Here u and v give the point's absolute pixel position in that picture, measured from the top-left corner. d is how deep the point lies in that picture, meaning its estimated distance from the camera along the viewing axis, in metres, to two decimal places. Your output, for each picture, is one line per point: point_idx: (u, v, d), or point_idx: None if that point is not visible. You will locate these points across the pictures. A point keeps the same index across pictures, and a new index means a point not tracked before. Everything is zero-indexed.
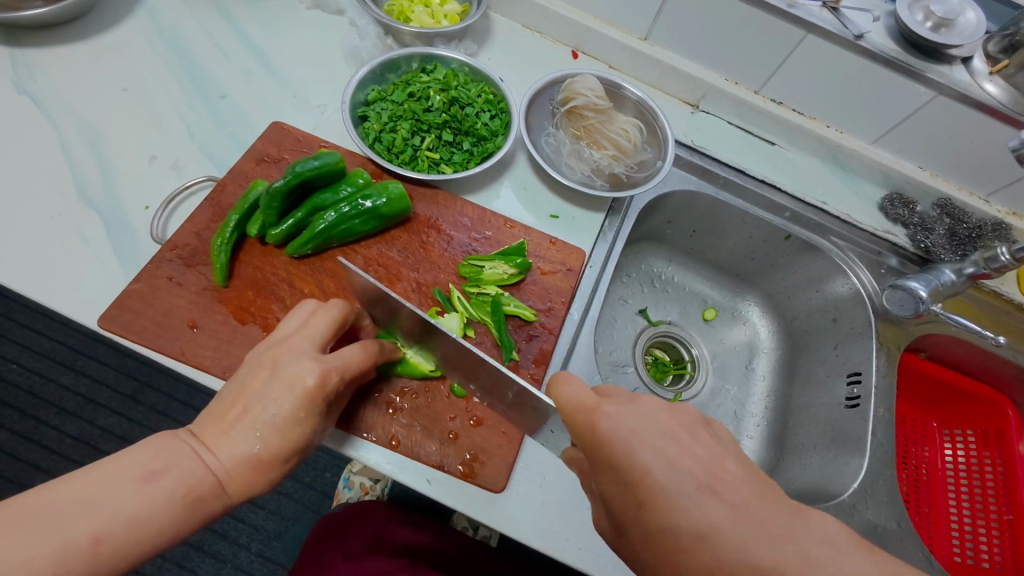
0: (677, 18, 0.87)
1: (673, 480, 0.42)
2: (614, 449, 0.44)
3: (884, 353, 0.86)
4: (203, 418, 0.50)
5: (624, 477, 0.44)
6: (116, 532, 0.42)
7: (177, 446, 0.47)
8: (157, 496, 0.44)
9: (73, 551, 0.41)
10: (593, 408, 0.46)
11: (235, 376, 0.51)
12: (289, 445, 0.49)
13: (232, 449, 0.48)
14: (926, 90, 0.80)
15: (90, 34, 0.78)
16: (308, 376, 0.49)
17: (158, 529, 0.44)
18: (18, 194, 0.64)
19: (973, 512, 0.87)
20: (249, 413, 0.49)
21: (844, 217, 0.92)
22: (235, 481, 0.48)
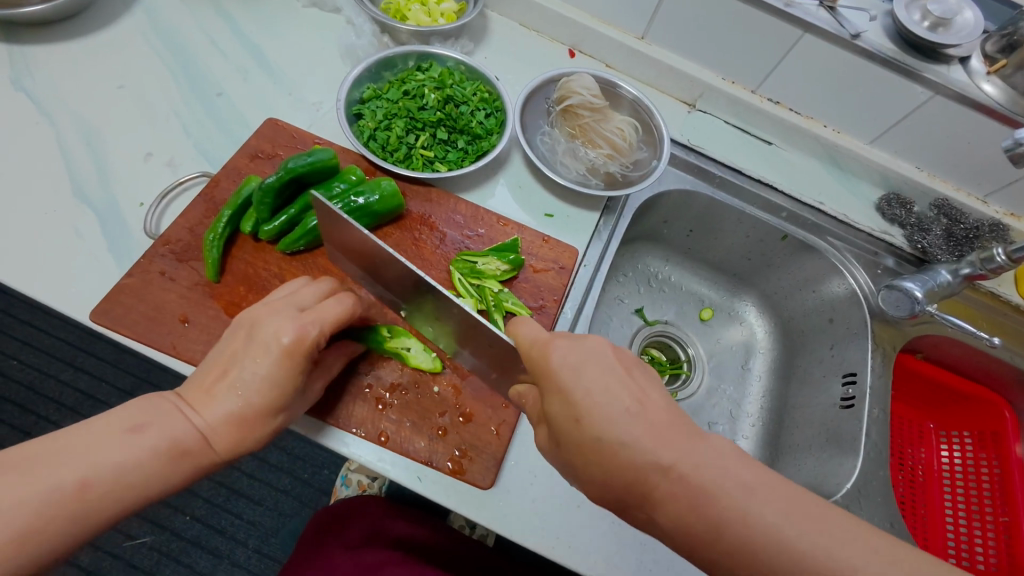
0: (674, 17, 0.87)
1: (617, 410, 0.47)
2: (565, 379, 0.48)
3: (879, 353, 0.86)
4: (189, 380, 0.51)
5: (574, 406, 0.48)
6: (103, 480, 0.42)
7: (161, 405, 0.48)
8: (140, 446, 0.45)
9: (60, 496, 0.41)
10: (547, 346, 0.50)
11: (220, 341, 0.53)
12: (270, 404, 0.50)
13: (214, 408, 0.48)
14: (923, 90, 0.80)
15: (87, 31, 0.78)
16: (287, 334, 0.50)
17: (142, 480, 0.44)
18: (14, 190, 0.64)
19: (968, 514, 0.87)
20: (231, 373, 0.50)
21: (841, 217, 0.92)
22: (219, 438, 0.48)
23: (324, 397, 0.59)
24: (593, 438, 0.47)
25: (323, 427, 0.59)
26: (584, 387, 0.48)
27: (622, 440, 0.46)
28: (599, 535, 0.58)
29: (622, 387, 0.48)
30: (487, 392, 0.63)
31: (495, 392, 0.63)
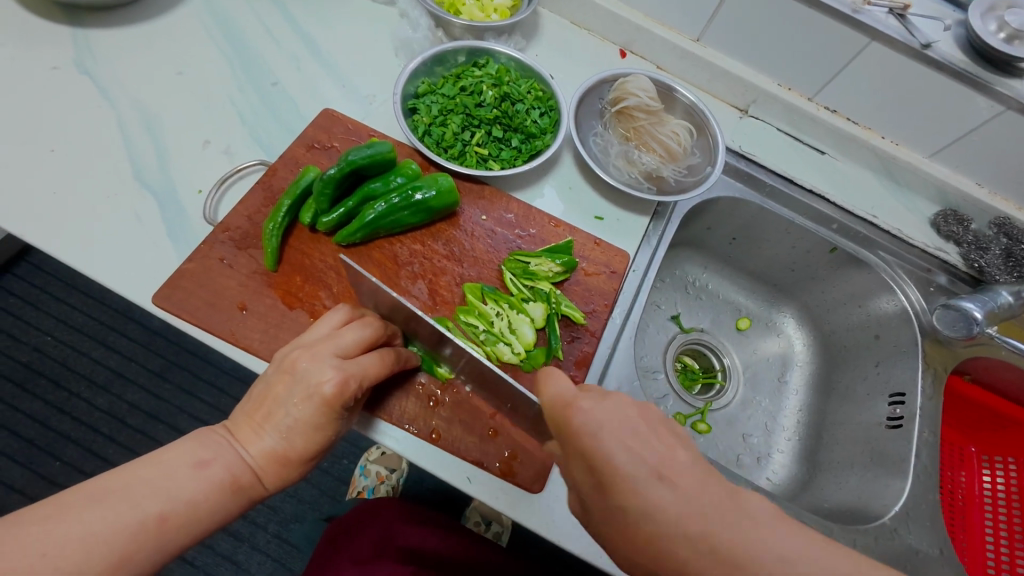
0: (734, 22, 0.85)
1: (637, 474, 0.43)
2: (581, 440, 0.45)
3: (929, 375, 0.83)
4: (237, 413, 0.52)
5: (595, 470, 0.44)
6: (180, 512, 0.44)
7: (215, 440, 0.49)
8: (208, 481, 0.46)
9: (141, 530, 0.42)
10: (568, 405, 0.46)
11: (264, 375, 0.53)
12: (313, 445, 0.51)
13: (263, 446, 0.49)
14: (993, 104, 0.77)
15: (145, 16, 0.78)
16: (328, 385, 0.49)
17: (212, 513, 0.45)
18: (77, 172, 0.65)
19: (1010, 541, 0.85)
20: (275, 414, 0.50)
21: (894, 233, 0.90)
22: (269, 475, 0.50)
23: (374, 392, 0.59)
24: (615, 506, 0.44)
25: (373, 421, 0.58)
26: (605, 451, 0.44)
27: (645, 507, 0.42)
28: None
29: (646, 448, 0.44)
30: None
31: None
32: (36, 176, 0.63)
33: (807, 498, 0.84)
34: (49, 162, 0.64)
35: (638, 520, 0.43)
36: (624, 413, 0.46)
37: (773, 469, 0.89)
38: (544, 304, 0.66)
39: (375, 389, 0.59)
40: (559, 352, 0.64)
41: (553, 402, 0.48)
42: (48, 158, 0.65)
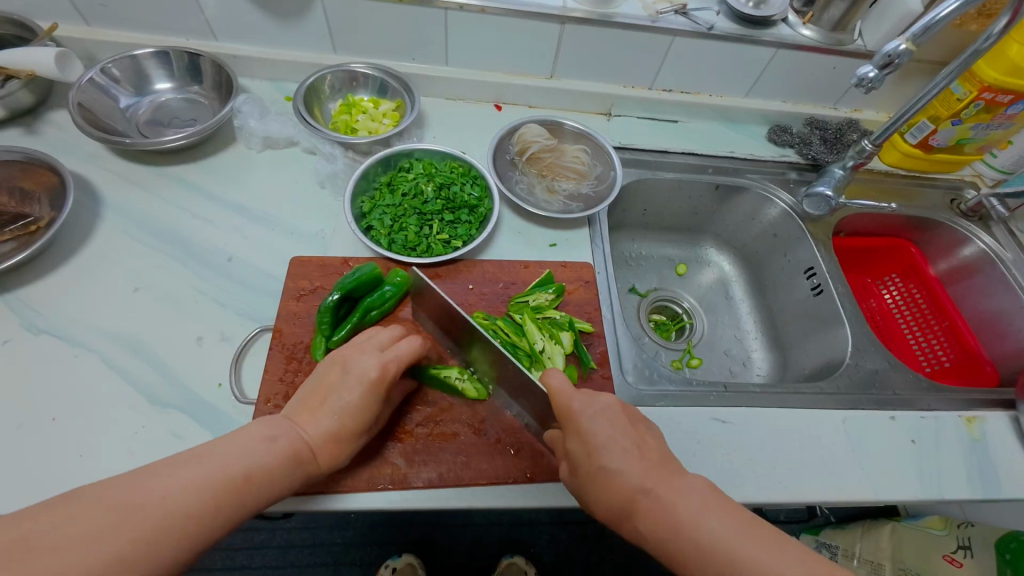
0: (574, 56, 1.04)
1: (616, 445, 0.57)
2: (579, 424, 0.58)
3: (821, 245, 1.07)
4: (294, 407, 0.61)
5: (586, 442, 0.58)
6: (254, 475, 0.52)
7: (278, 423, 0.58)
8: (278, 461, 0.54)
9: (231, 488, 0.50)
10: (570, 396, 0.60)
11: (315, 373, 0.64)
12: (362, 423, 0.60)
13: (319, 426, 0.58)
14: (769, 48, 1.03)
15: (65, 253, 0.78)
16: (373, 368, 0.61)
17: (278, 479, 0.54)
18: (90, 426, 0.64)
19: (923, 331, 1.14)
20: (329, 397, 0.60)
21: (750, 157, 1.15)
22: (323, 451, 0.58)
23: (465, 469, 0.67)
24: (601, 468, 0.57)
25: (479, 492, 0.66)
26: (592, 429, 0.58)
27: (614, 469, 0.56)
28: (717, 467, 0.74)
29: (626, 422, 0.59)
30: None
31: None
32: (51, 450, 0.62)
33: (790, 374, 1.05)
34: (57, 430, 0.63)
35: (605, 482, 0.56)
36: (609, 402, 0.61)
37: (757, 366, 1.11)
38: (559, 330, 0.79)
39: (466, 466, 0.67)
40: (593, 363, 0.78)
41: (558, 394, 0.61)
42: (53, 427, 0.64)
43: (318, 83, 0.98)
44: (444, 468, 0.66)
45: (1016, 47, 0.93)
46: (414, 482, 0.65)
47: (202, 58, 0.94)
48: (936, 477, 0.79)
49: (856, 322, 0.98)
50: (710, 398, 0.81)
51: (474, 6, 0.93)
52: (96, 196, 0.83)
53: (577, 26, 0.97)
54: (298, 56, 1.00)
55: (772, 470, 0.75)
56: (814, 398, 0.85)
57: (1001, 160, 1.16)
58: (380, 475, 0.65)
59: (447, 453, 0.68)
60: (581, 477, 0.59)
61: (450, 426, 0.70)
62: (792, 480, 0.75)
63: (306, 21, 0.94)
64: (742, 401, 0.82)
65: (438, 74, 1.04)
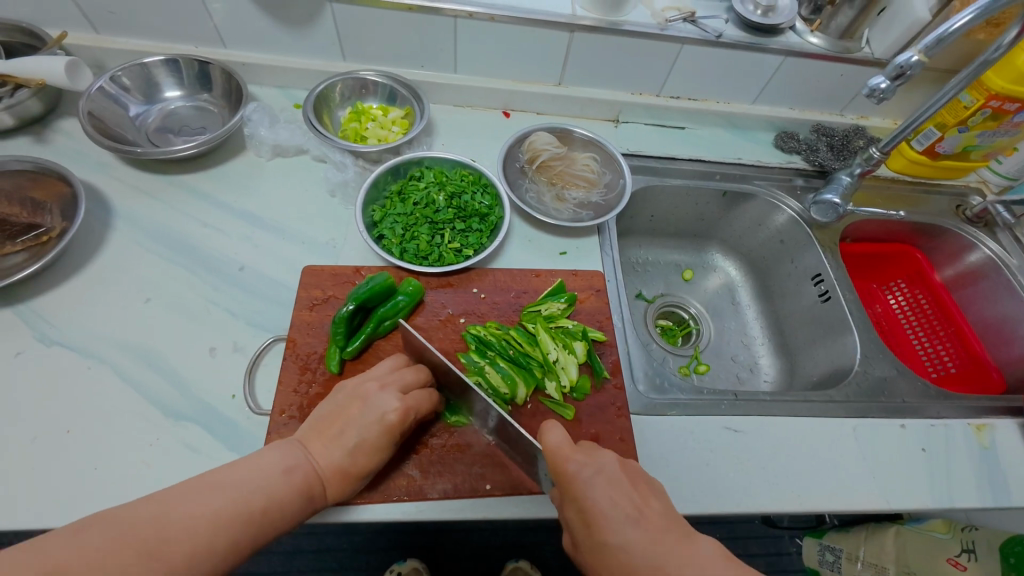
0: (583, 64, 1.04)
1: (616, 516, 0.55)
2: (577, 490, 0.57)
3: (829, 252, 1.07)
4: (308, 433, 0.61)
5: (584, 512, 0.56)
6: (267, 508, 0.52)
7: (293, 450, 0.58)
8: (290, 495, 0.54)
9: (245, 520, 0.51)
10: (566, 457, 0.58)
11: (333, 399, 0.64)
12: (373, 463, 0.60)
13: (331, 460, 0.58)
14: (777, 56, 1.04)
15: (75, 263, 0.77)
16: (393, 413, 0.61)
17: (289, 512, 0.54)
18: (104, 439, 0.64)
19: (929, 337, 1.14)
20: (345, 431, 0.60)
21: (757, 163, 1.15)
22: (332, 486, 0.58)
23: (482, 480, 0.67)
24: (598, 541, 0.55)
25: (495, 503, 0.66)
26: (591, 499, 0.56)
27: (617, 544, 0.53)
28: (728, 476, 0.74)
29: (623, 495, 0.56)
30: (598, 413, 0.75)
31: (605, 409, 0.76)
32: (65, 463, 0.62)
33: (798, 380, 1.06)
34: (72, 443, 0.63)
35: (607, 557, 0.54)
36: (611, 466, 0.58)
37: (765, 372, 1.11)
38: (572, 340, 0.79)
39: (482, 476, 0.67)
40: (606, 373, 0.78)
41: (555, 451, 0.59)
42: (67, 440, 0.63)
43: (328, 90, 0.97)
44: (460, 480, 0.66)
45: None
46: (429, 494, 0.65)
47: (211, 66, 0.94)
48: (947, 484, 0.80)
49: (864, 330, 0.98)
50: (722, 407, 0.81)
51: (484, 14, 0.93)
52: (107, 205, 0.83)
53: (586, 34, 0.97)
54: (307, 63, 1.00)
55: (782, 478, 0.76)
56: (824, 406, 0.85)
57: (1006, 166, 1.16)
58: (395, 486, 0.65)
59: (463, 464, 0.68)
60: (581, 545, 0.57)
61: (464, 436, 0.70)
62: (803, 489, 0.75)
63: (316, 28, 0.94)
64: (753, 410, 0.82)
65: (447, 81, 1.04)
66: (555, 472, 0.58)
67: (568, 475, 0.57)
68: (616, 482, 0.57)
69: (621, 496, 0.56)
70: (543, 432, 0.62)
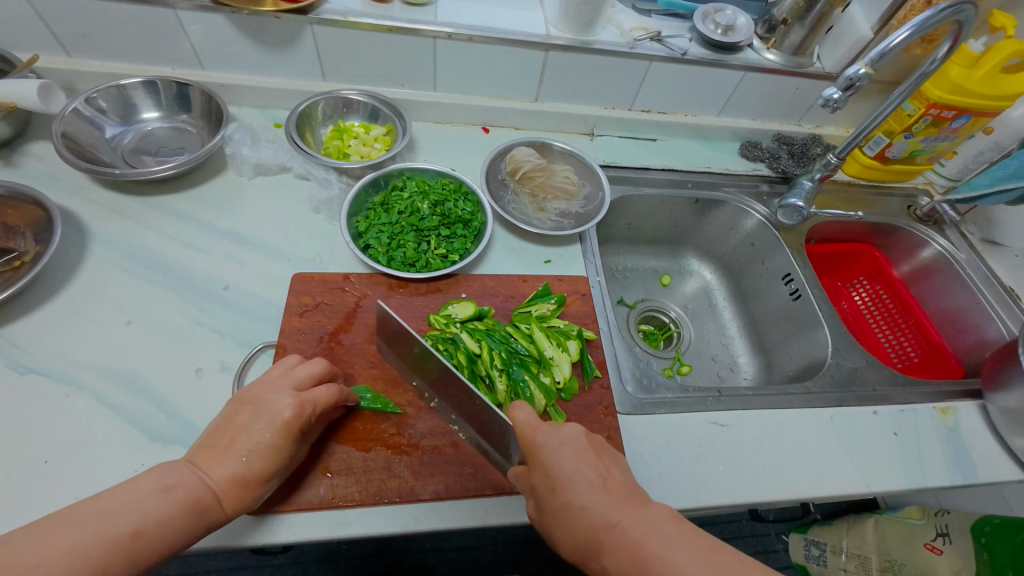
0: (558, 81, 1.08)
1: (584, 481, 0.56)
2: (545, 460, 0.57)
3: (796, 252, 1.12)
4: (196, 448, 0.58)
5: (551, 478, 0.57)
6: (150, 528, 0.49)
7: (177, 468, 0.55)
8: (170, 513, 0.51)
9: (114, 549, 0.47)
10: (534, 429, 0.59)
11: (224, 413, 0.60)
12: (270, 467, 0.58)
13: (224, 471, 0.55)
14: (738, 72, 1.11)
15: (49, 287, 0.75)
16: (287, 409, 0.59)
17: (172, 533, 0.50)
18: (86, 467, 0.62)
19: (892, 329, 1.21)
20: (237, 439, 0.57)
21: (725, 172, 1.22)
22: (228, 498, 0.55)
23: (475, 481, 0.67)
24: (565, 506, 0.56)
25: (494, 506, 0.67)
26: (560, 468, 0.57)
27: (581, 506, 0.55)
28: (718, 470, 0.77)
29: (591, 466, 0.57)
30: (586, 412, 0.77)
31: (592, 409, 0.78)
32: (44, 496, 0.59)
33: (775, 375, 1.10)
34: (50, 473, 0.61)
35: (570, 518, 0.56)
36: (577, 436, 0.59)
37: (744, 370, 1.16)
38: (564, 340, 0.81)
39: (476, 476, 0.67)
40: (595, 372, 0.80)
41: (522, 426, 0.60)
42: (45, 470, 0.61)
43: (309, 109, 0.98)
44: (451, 480, 0.66)
45: (956, 69, 1.03)
46: (422, 495, 0.65)
47: (191, 87, 0.94)
48: (919, 466, 0.84)
49: (834, 324, 1.03)
50: (707, 403, 0.83)
51: (462, 35, 0.96)
52: (82, 228, 0.81)
53: (561, 52, 1.02)
54: (288, 83, 1.01)
55: (767, 467, 0.79)
56: (803, 398, 0.89)
57: (948, 169, 1.27)
58: (387, 488, 0.65)
59: (454, 465, 0.68)
60: (545, 514, 0.58)
61: (455, 436, 0.70)
62: (788, 478, 0.78)
63: (296, 49, 0.95)
64: (737, 404, 0.85)
65: (428, 99, 1.06)
66: (524, 445, 0.59)
67: (536, 445, 0.58)
68: (584, 456, 0.58)
69: (589, 472, 0.57)
70: (512, 410, 0.62)
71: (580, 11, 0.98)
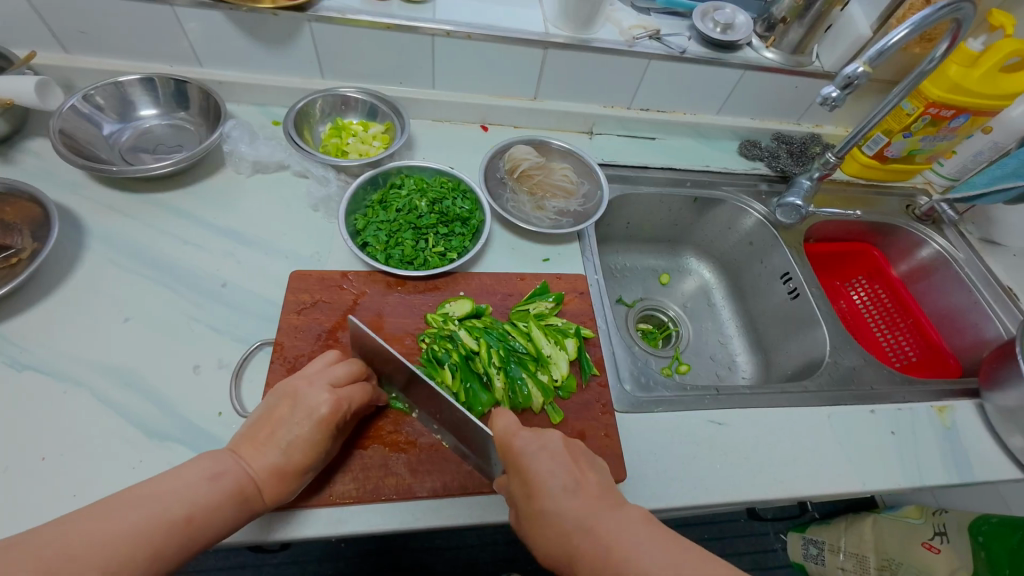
0: (557, 79, 1.08)
1: (558, 487, 0.56)
2: (522, 465, 0.58)
3: (794, 251, 1.12)
4: (240, 438, 0.59)
5: (526, 483, 0.57)
6: (201, 515, 0.50)
7: (223, 457, 0.56)
8: (217, 502, 0.52)
9: (169, 532, 0.48)
10: (514, 434, 0.60)
11: (265, 405, 0.62)
12: (310, 460, 0.58)
13: (265, 462, 0.56)
14: (737, 70, 1.11)
15: (46, 285, 0.75)
16: (324, 406, 0.59)
17: (218, 521, 0.52)
18: (82, 464, 0.61)
19: (891, 328, 1.21)
20: (278, 431, 0.58)
21: (724, 170, 1.22)
22: (268, 489, 0.56)
23: (473, 478, 0.67)
24: (540, 511, 0.56)
25: (491, 503, 0.67)
26: (536, 473, 0.57)
27: (551, 510, 0.55)
28: (715, 468, 0.77)
29: (568, 470, 0.58)
30: (584, 410, 0.77)
31: (589, 407, 0.78)
32: (41, 492, 0.59)
33: (774, 373, 1.10)
34: (47, 471, 0.60)
35: (546, 525, 0.56)
36: (556, 442, 0.60)
37: (743, 369, 1.16)
38: (562, 338, 0.81)
39: (474, 473, 0.67)
40: (593, 370, 0.81)
41: (501, 433, 0.61)
42: (42, 467, 0.61)
43: (308, 106, 0.98)
44: (449, 477, 0.66)
45: (954, 68, 1.03)
46: (419, 493, 0.65)
47: (189, 84, 0.93)
48: (917, 465, 0.85)
49: (832, 323, 1.03)
50: (705, 402, 0.83)
51: (461, 32, 0.96)
52: (80, 225, 0.81)
53: (559, 50, 1.02)
54: (287, 81, 1.01)
55: (764, 466, 0.79)
56: (801, 396, 0.89)
57: (947, 168, 1.27)
58: (384, 486, 0.65)
59: (452, 463, 0.68)
60: (524, 520, 0.58)
61: None
62: (785, 477, 0.78)
63: (295, 46, 0.95)
64: (735, 403, 0.85)
65: (426, 97, 1.06)
66: (503, 452, 0.60)
67: (514, 449, 0.59)
68: (561, 461, 0.59)
69: (565, 477, 0.57)
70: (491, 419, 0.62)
71: (579, 9, 0.97)
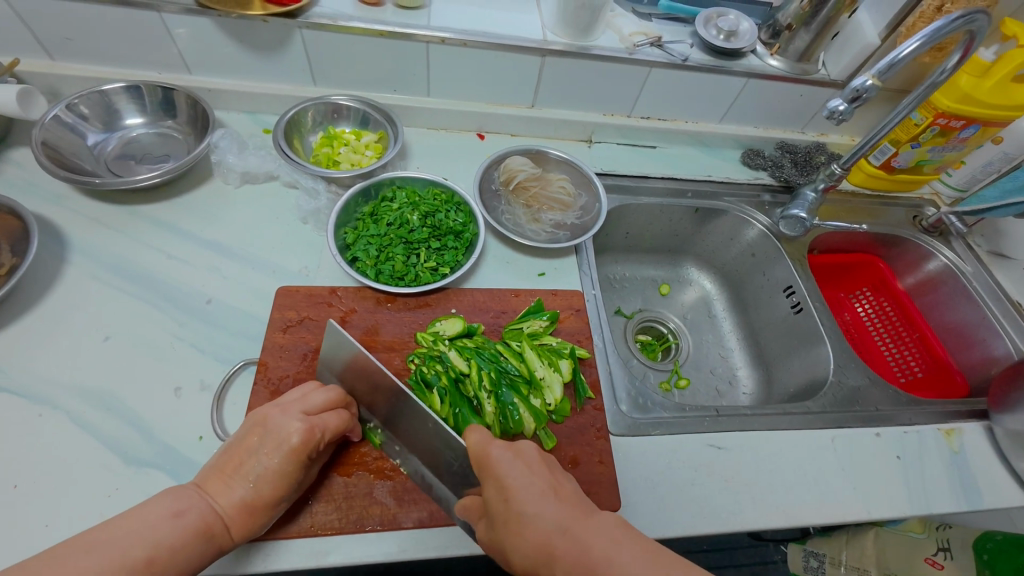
0: (555, 87, 1.06)
1: (533, 493, 0.53)
2: (499, 472, 0.55)
3: (797, 264, 1.09)
4: (208, 471, 0.57)
5: (502, 491, 0.54)
6: (162, 556, 0.48)
7: (188, 492, 0.53)
8: (181, 542, 0.50)
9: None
10: (490, 442, 0.58)
11: (235, 434, 0.59)
12: (280, 493, 0.56)
13: (232, 497, 0.54)
14: (740, 79, 1.08)
15: (26, 301, 0.73)
16: (295, 435, 0.57)
17: (183, 561, 0.49)
18: (57, 492, 0.59)
19: (895, 343, 1.18)
20: (247, 463, 0.56)
21: (726, 180, 1.19)
22: (236, 525, 0.54)
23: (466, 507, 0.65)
24: (516, 515, 0.52)
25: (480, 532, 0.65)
26: (513, 479, 0.54)
27: (532, 517, 0.52)
28: (715, 495, 0.74)
29: (544, 478, 0.55)
30: (577, 434, 0.75)
31: (583, 431, 0.75)
32: (12, 523, 0.57)
33: (775, 390, 1.08)
34: (19, 499, 0.58)
35: (521, 534, 0.51)
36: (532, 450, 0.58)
37: (743, 384, 1.13)
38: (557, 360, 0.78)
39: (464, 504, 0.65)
40: (588, 393, 0.78)
41: (477, 444, 0.58)
42: (14, 496, 0.59)
43: (299, 115, 0.96)
44: (436, 506, 0.64)
45: (965, 78, 1.00)
46: (405, 523, 0.63)
47: (175, 92, 0.91)
48: (923, 490, 0.82)
49: (836, 340, 1.00)
50: (703, 424, 0.81)
51: (455, 40, 0.93)
52: (63, 239, 0.79)
53: (557, 58, 0.99)
54: (277, 88, 0.98)
55: (764, 492, 0.76)
56: (802, 418, 0.86)
57: (955, 179, 1.23)
58: (369, 515, 0.62)
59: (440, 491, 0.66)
60: (496, 532, 0.54)
61: None
62: (786, 503, 0.76)
63: (286, 54, 0.93)
64: (734, 426, 0.82)
65: (420, 104, 1.04)
66: (479, 462, 0.57)
67: (492, 456, 0.56)
68: (538, 469, 0.56)
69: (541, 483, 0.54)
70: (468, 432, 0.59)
71: (578, 16, 0.95)
